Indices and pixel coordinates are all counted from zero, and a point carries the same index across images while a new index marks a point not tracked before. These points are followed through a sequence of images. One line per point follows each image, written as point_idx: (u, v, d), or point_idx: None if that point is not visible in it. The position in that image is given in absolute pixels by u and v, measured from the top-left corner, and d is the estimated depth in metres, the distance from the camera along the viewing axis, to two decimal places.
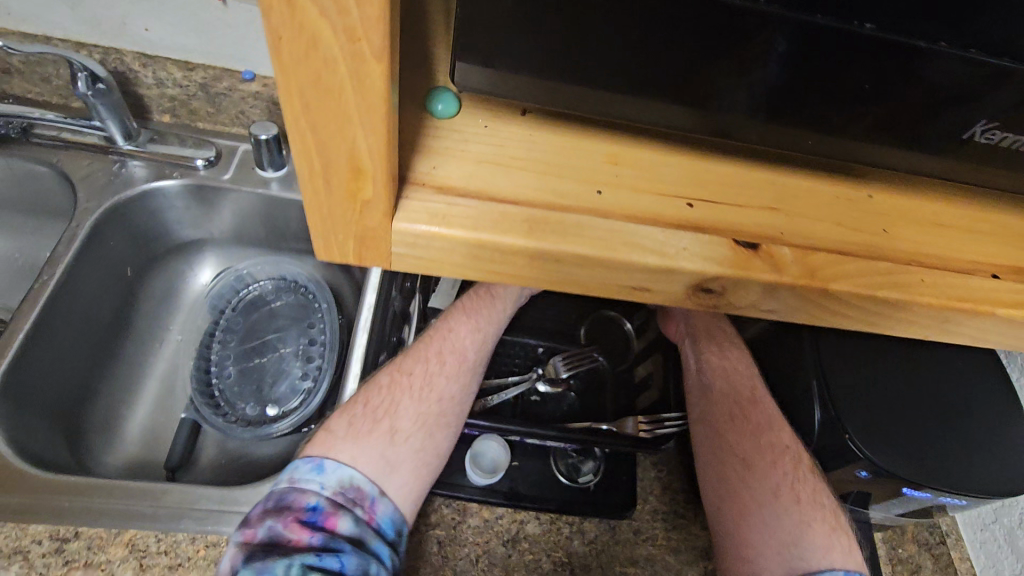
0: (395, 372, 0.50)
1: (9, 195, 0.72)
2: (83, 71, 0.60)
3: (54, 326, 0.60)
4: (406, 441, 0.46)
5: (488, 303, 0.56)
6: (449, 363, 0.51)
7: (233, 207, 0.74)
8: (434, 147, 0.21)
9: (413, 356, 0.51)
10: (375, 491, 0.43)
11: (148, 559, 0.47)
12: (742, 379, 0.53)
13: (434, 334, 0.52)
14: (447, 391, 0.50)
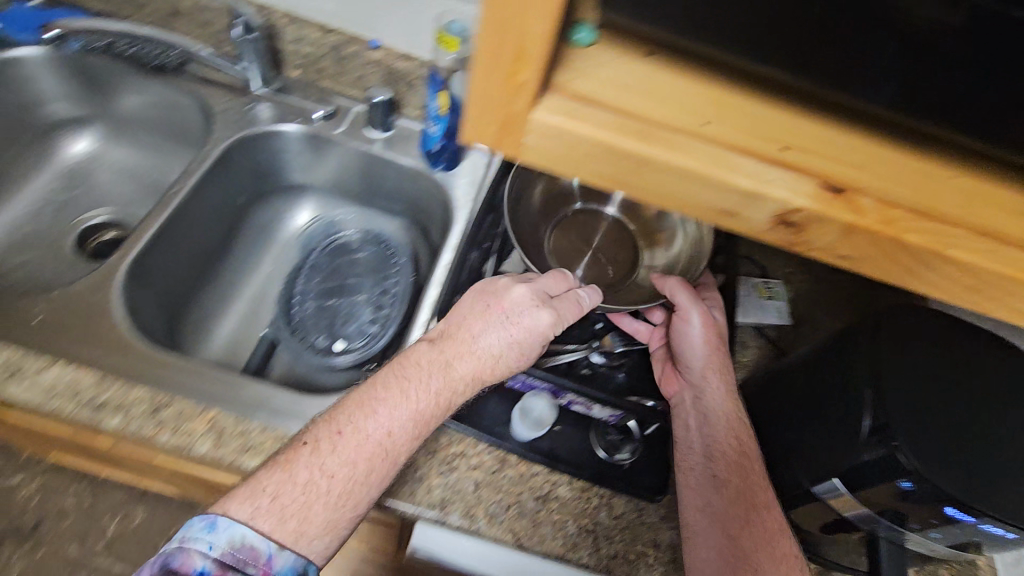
0: (317, 465, 0.45)
1: (156, 119, 0.83)
2: (242, 20, 0.71)
3: (175, 231, 0.69)
4: (308, 545, 0.44)
5: (435, 400, 0.50)
6: (377, 469, 0.47)
7: (338, 158, 0.81)
8: (571, 65, 0.25)
9: (340, 454, 0.46)
10: (272, 546, 0.42)
11: (225, 438, 0.53)
12: (755, 484, 0.53)
13: (366, 432, 0.47)
14: (367, 496, 0.46)
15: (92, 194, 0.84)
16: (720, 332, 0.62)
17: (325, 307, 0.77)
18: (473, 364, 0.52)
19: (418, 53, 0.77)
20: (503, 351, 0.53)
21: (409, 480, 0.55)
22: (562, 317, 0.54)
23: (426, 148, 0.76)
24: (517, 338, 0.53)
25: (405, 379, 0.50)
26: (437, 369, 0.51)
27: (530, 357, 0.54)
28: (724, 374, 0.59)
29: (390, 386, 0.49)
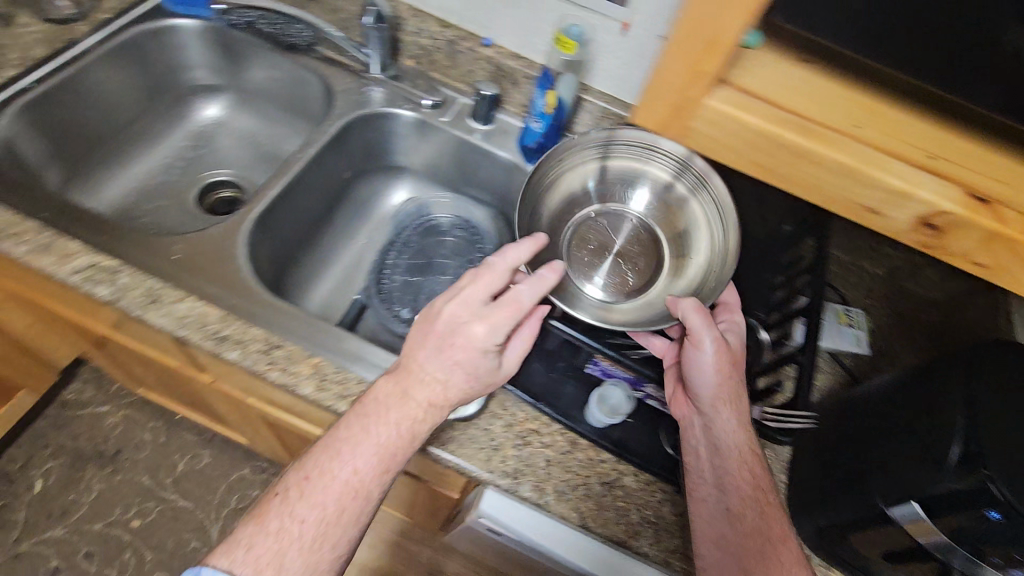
0: (287, 513, 0.47)
1: (279, 93, 0.90)
2: (374, 8, 0.77)
3: (292, 194, 0.75)
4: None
5: (400, 432, 0.50)
6: (349, 508, 0.48)
7: (440, 145, 0.86)
8: (740, 65, 0.28)
9: (308, 499, 0.47)
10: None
11: (326, 383, 0.57)
12: (769, 519, 0.51)
13: (333, 473, 0.48)
14: (343, 536, 0.48)
15: (215, 156, 0.92)
16: (734, 356, 0.57)
17: (410, 281, 0.81)
18: (425, 391, 0.51)
19: (527, 54, 0.82)
20: (449, 372, 0.51)
21: (484, 448, 0.58)
22: (500, 325, 0.51)
23: (523, 142, 0.79)
24: (461, 356, 0.51)
25: (365, 416, 0.50)
26: (393, 401, 0.50)
27: (480, 372, 0.52)
28: (737, 405, 0.55)
29: (351, 427, 0.50)
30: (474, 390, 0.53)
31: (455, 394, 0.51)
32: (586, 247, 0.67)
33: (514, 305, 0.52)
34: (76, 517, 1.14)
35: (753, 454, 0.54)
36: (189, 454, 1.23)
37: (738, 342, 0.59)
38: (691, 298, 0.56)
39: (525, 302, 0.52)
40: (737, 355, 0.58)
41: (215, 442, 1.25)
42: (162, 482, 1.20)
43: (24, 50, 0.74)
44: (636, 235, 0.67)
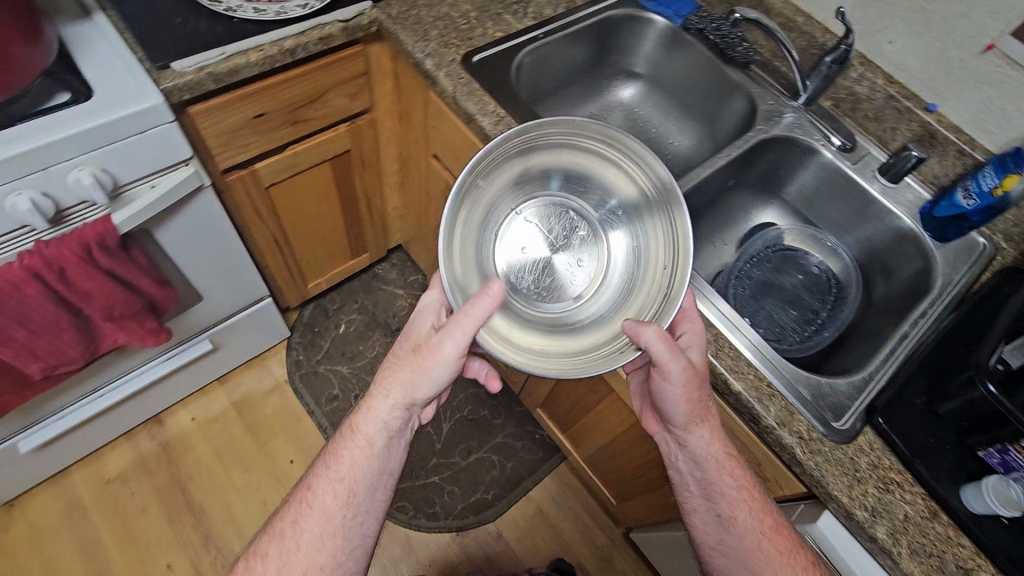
0: (256, 555, 0.65)
1: (693, 92, 1.00)
2: (843, 48, 0.82)
3: (695, 187, 0.85)
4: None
5: (345, 462, 0.68)
6: (309, 538, 0.65)
7: (826, 182, 0.90)
8: None
9: (279, 534, 0.66)
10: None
11: (722, 353, 0.65)
12: (745, 522, 0.63)
13: (295, 510, 0.67)
14: (314, 559, 0.64)
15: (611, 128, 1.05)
16: (700, 371, 0.62)
17: (757, 298, 0.87)
18: (363, 419, 0.68)
19: (972, 132, 0.82)
20: (382, 381, 0.68)
21: (847, 474, 0.60)
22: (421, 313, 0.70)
23: (931, 212, 0.81)
24: (393, 358, 0.69)
25: (319, 464, 0.70)
26: (339, 441, 0.70)
27: (416, 350, 0.66)
28: (710, 422, 0.63)
29: (315, 470, 0.70)
30: (409, 363, 0.65)
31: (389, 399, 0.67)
32: (524, 246, 0.75)
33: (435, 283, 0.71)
34: (359, 364, 1.40)
35: (728, 464, 0.64)
36: None
37: (702, 353, 0.63)
38: (655, 328, 0.58)
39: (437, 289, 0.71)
40: (701, 372, 0.62)
41: None
42: None
43: (539, 7, 0.92)
44: (573, 235, 0.76)
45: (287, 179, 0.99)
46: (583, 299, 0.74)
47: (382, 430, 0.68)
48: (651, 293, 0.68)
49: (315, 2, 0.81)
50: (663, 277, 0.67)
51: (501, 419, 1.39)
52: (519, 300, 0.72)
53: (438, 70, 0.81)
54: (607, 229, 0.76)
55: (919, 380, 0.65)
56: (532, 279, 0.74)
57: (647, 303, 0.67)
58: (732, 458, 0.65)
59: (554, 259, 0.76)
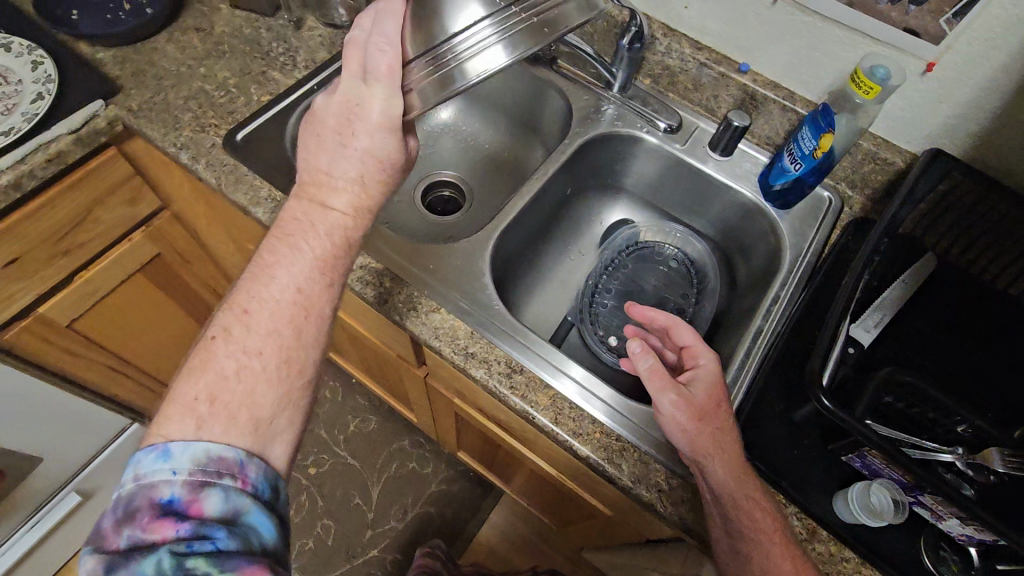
0: (236, 351, 0.47)
1: (509, 100, 0.92)
2: (635, 28, 0.74)
3: (525, 215, 0.78)
4: (272, 427, 0.46)
5: (329, 243, 0.53)
6: (304, 327, 0.50)
7: (659, 168, 0.85)
8: None
9: (252, 329, 0.48)
10: (243, 454, 0.43)
11: (562, 418, 0.59)
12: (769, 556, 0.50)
13: (272, 296, 0.49)
14: (305, 358, 0.50)
15: (438, 156, 0.95)
16: (709, 407, 0.54)
17: (618, 310, 0.81)
18: (331, 190, 0.53)
19: (790, 85, 0.77)
20: (340, 139, 0.53)
21: None
22: (395, 72, 0.51)
23: (769, 182, 0.75)
24: (349, 101, 0.52)
25: (290, 243, 0.51)
26: (316, 217, 0.53)
27: (386, 153, 0.54)
28: (722, 453, 0.52)
29: (280, 249, 0.51)
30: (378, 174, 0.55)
31: (352, 172, 0.53)
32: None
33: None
34: None
35: (752, 483, 0.53)
36: (360, 416, 1.38)
37: (712, 389, 0.56)
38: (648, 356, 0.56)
39: (398, 35, 0.50)
40: (709, 406, 0.54)
41: (382, 410, 1.39)
42: (336, 438, 1.35)
43: (309, 52, 0.81)
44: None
45: (93, 308, 0.87)
46: None
47: (359, 212, 0.55)
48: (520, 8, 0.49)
49: (25, 124, 0.67)
50: (554, 8, 0.50)
51: (431, 466, 1.33)
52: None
53: (194, 164, 0.70)
54: None
55: (774, 388, 0.61)
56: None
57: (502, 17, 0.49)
58: (759, 491, 0.53)
59: None
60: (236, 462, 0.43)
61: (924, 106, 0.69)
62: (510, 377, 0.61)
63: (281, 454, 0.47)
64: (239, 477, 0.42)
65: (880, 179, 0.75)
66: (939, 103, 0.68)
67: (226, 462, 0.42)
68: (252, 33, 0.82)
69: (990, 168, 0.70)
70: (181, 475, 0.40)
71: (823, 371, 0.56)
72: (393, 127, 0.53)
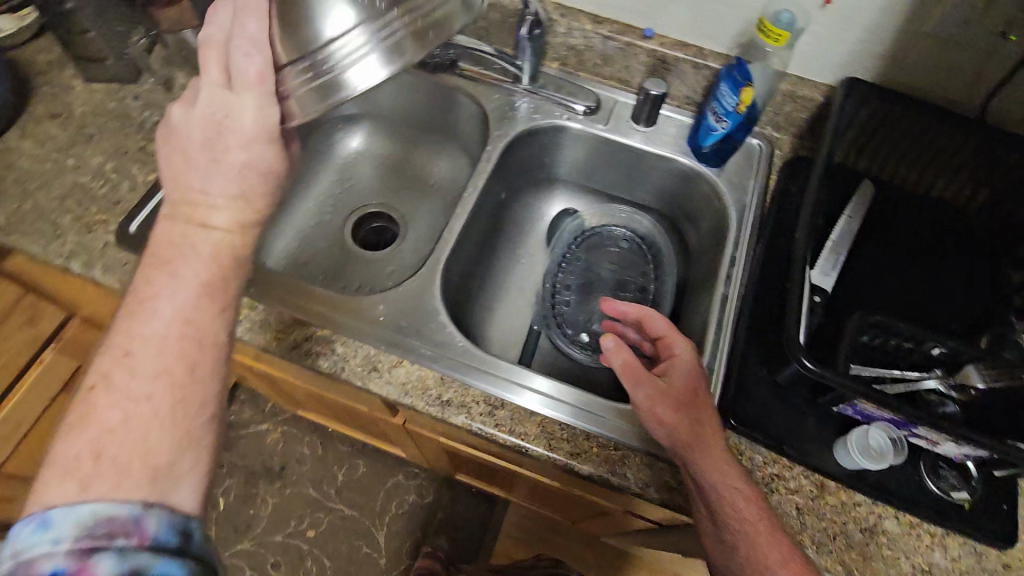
0: (120, 398, 0.39)
1: (419, 114, 0.87)
2: (530, 17, 0.71)
3: (466, 235, 0.74)
4: (174, 473, 0.39)
5: (216, 266, 0.45)
6: (199, 360, 0.42)
7: (588, 152, 0.82)
8: None
9: (138, 373, 0.40)
10: (139, 507, 0.36)
11: (555, 443, 0.57)
12: (755, 541, 0.48)
13: (156, 333, 0.41)
14: (204, 396, 0.42)
15: (360, 186, 0.90)
16: (685, 397, 0.53)
17: (583, 305, 0.80)
18: (211, 209, 0.45)
19: (697, 41, 0.76)
20: (208, 154, 0.44)
21: None
22: (267, 77, 0.43)
23: (698, 143, 0.75)
24: (214, 115, 0.44)
25: (168, 263, 0.44)
26: (195, 238, 0.45)
27: (268, 165, 0.46)
28: (702, 443, 0.50)
29: (155, 279, 0.43)
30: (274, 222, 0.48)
31: (231, 190, 0.45)
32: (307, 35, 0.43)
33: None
34: (259, 530, 1.25)
35: (736, 473, 0.50)
36: (346, 464, 1.32)
37: (689, 378, 0.54)
38: (620, 352, 0.55)
39: (266, 36, 0.43)
40: (687, 396, 0.53)
41: (367, 451, 1.33)
42: (327, 492, 1.29)
43: None
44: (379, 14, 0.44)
45: (23, 443, 0.81)
46: None
47: (248, 228, 0.46)
48: (401, 9, 0.44)
49: None
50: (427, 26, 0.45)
51: (432, 494, 1.30)
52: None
53: (85, 270, 0.62)
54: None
55: (753, 353, 0.61)
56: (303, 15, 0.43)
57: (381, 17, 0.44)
58: (742, 479, 0.50)
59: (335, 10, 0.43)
60: (131, 517, 0.36)
61: (832, 37, 0.69)
62: (492, 414, 0.57)
63: (192, 497, 0.40)
64: (136, 534, 0.35)
65: (804, 115, 0.76)
66: (847, 32, 0.68)
67: (117, 522, 0.35)
68: (117, 106, 0.73)
69: (904, 86, 0.72)
70: (63, 545, 0.33)
71: (800, 330, 0.56)
72: (272, 137, 0.45)
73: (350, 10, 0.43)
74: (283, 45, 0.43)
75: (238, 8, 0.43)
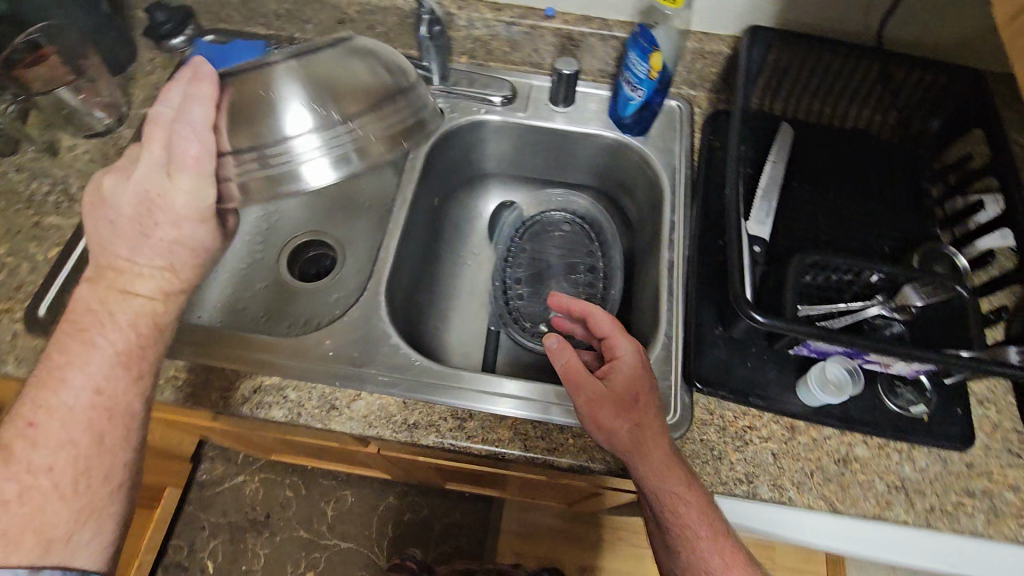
0: (19, 470, 0.40)
1: None
2: (427, 15, 0.70)
3: (405, 249, 0.72)
4: (71, 544, 0.42)
5: (134, 333, 0.45)
6: (108, 432, 0.43)
7: (512, 142, 0.81)
8: None
9: (46, 444, 0.41)
10: (25, 573, 0.39)
11: (530, 443, 0.56)
12: (691, 537, 0.49)
13: (63, 404, 0.42)
14: (116, 465, 0.44)
15: (286, 218, 0.86)
16: (625, 400, 0.51)
17: (536, 296, 0.79)
18: (137, 277, 0.44)
19: (600, 13, 0.75)
20: (138, 229, 0.43)
21: (708, 462, 0.56)
22: (206, 161, 0.41)
23: (620, 115, 0.75)
24: (148, 190, 0.42)
25: (83, 330, 0.43)
26: (112, 304, 0.44)
27: (200, 242, 0.45)
28: (642, 449, 0.50)
29: (65, 350, 0.43)
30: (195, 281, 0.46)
31: (159, 260, 0.44)
32: (256, 136, 0.43)
33: (210, 77, 0.41)
34: None
35: (680, 478, 0.50)
36: (333, 498, 1.28)
37: (631, 379, 0.53)
38: (562, 359, 0.54)
39: (208, 121, 0.41)
40: (628, 398, 0.52)
41: (353, 481, 1.30)
42: (319, 531, 1.25)
43: (83, 174, 0.70)
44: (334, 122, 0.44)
45: None
46: (306, 82, 0.44)
47: (173, 295, 0.46)
48: (356, 121, 0.45)
49: None
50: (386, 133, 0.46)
51: (427, 508, 1.28)
52: (239, 96, 0.43)
53: None
54: (380, 110, 0.46)
55: (707, 312, 0.62)
56: (255, 116, 0.43)
57: (339, 123, 0.44)
58: (685, 476, 0.50)
59: (291, 117, 0.44)
60: None
61: None
62: (463, 428, 0.56)
63: (92, 556, 0.43)
64: None
65: (714, 70, 0.76)
66: None
67: None
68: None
69: (803, 25, 0.73)
70: None
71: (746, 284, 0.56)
72: (206, 216, 0.43)
73: (310, 114, 0.44)
74: (231, 137, 0.43)
75: (185, 90, 0.41)
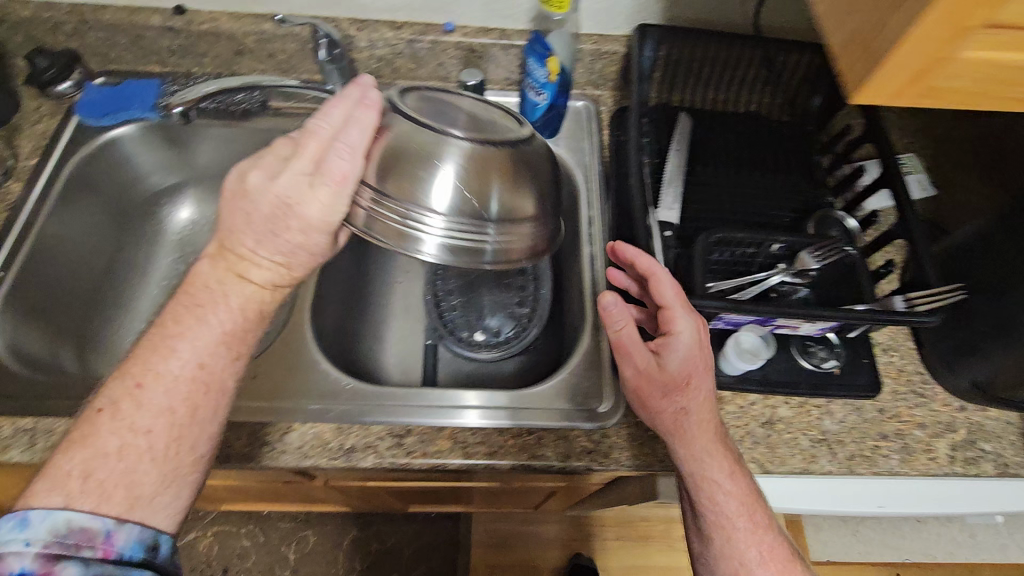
0: (122, 426, 0.40)
1: None
2: (323, 38, 0.70)
3: (326, 277, 0.72)
4: (153, 506, 0.39)
5: (240, 317, 0.45)
6: (203, 404, 0.42)
7: None
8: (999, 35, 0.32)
9: (148, 405, 0.40)
10: (113, 521, 0.37)
11: (470, 450, 0.56)
12: (719, 517, 0.50)
13: (171, 372, 0.42)
14: (207, 432, 0.42)
15: None
16: (676, 382, 0.50)
17: (469, 305, 0.78)
18: (252, 263, 0.45)
19: (497, 24, 0.77)
20: (270, 226, 0.43)
21: (646, 442, 0.57)
22: (351, 182, 0.43)
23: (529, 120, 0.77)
24: (288, 198, 0.43)
25: (197, 304, 0.44)
26: (229, 287, 0.44)
27: (321, 250, 0.45)
28: (685, 428, 0.51)
29: (182, 318, 0.43)
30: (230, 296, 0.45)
31: (279, 255, 0.45)
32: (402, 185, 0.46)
33: (376, 105, 0.45)
34: None
35: (720, 465, 0.50)
36: (295, 539, 1.24)
37: (684, 361, 0.50)
38: (614, 330, 0.52)
39: (363, 146, 0.44)
40: (677, 380, 0.50)
41: (314, 519, 1.25)
42: None
43: None
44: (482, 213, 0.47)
45: None
46: (478, 168, 0.47)
47: (281, 288, 0.46)
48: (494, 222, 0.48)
49: None
50: (513, 241, 0.49)
51: (395, 535, 1.25)
52: (410, 149, 0.46)
53: None
54: (523, 219, 0.49)
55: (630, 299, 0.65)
56: (410, 173, 0.46)
57: (479, 213, 0.47)
58: (726, 458, 0.51)
59: (443, 194, 0.46)
60: (102, 530, 0.36)
61: None
62: (402, 445, 0.56)
63: (169, 518, 0.40)
64: (102, 548, 0.36)
65: (613, 69, 0.80)
66: None
67: (86, 534, 0.36)
68: None
69: (689, 19, 0.78)
70: (34, 546, 0.34)
71: None
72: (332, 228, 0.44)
73: (461, 200, 0.47)
74: (377, 173, 0.46)
75: (348, 108, 0.44)
